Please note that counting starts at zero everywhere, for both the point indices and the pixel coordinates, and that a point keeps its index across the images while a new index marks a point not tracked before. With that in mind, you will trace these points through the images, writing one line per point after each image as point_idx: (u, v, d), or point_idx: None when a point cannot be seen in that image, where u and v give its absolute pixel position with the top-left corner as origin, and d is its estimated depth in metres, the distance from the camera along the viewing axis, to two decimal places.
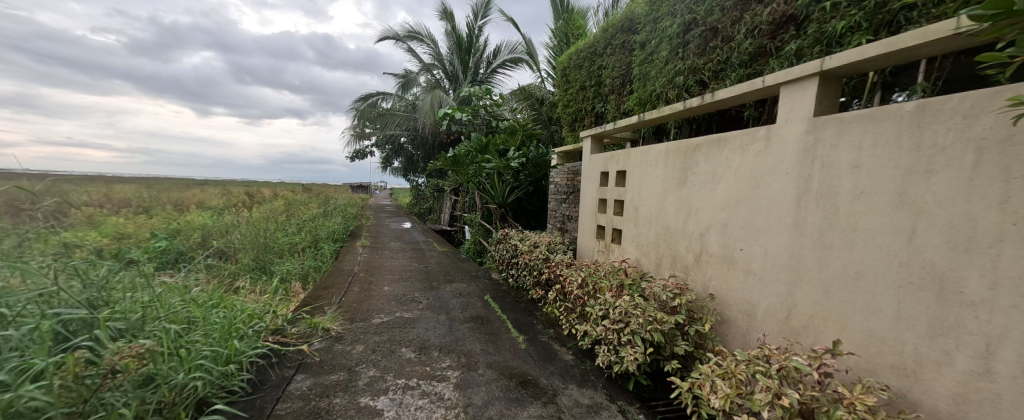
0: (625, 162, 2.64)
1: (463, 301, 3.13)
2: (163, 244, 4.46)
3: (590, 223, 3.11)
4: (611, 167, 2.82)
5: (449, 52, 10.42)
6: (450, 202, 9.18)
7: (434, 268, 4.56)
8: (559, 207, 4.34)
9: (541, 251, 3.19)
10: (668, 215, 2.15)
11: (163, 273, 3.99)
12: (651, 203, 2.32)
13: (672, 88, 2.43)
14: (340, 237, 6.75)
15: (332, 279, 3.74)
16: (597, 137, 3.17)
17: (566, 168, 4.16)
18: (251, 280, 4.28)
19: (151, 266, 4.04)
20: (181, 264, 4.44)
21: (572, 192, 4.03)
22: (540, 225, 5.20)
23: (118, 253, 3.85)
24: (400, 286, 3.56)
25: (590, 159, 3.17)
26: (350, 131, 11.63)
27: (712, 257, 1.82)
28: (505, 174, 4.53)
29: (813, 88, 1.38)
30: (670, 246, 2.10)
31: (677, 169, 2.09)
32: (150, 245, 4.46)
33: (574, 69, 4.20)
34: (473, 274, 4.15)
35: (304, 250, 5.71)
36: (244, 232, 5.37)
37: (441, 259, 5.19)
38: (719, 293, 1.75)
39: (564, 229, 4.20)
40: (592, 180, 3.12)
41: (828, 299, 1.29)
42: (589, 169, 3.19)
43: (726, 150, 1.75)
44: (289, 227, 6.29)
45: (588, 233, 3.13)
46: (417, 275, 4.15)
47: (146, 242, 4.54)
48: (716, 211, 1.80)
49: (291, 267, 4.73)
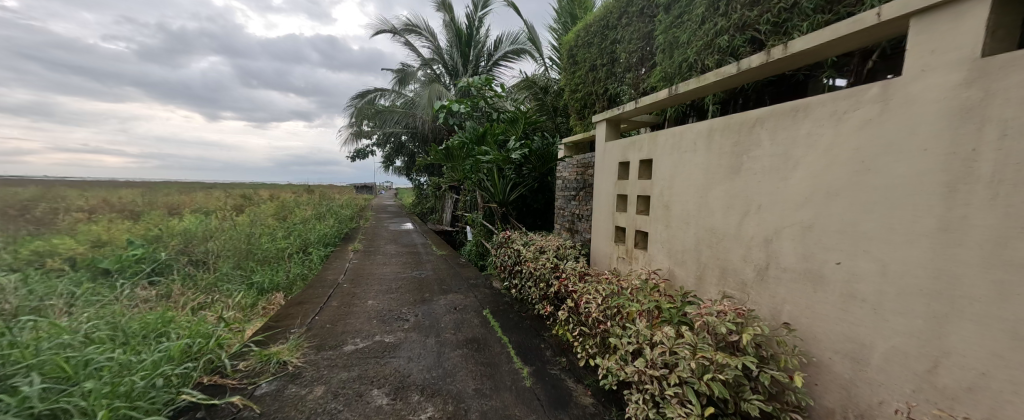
0: (650, 148, 2.14)
1: (458, 320, 2.65)
2: (138, 253, 3.84)
3: (605, 223, 2.63)
4: (630, 156, 2.34)
5: (448, 45, 9.94)
6: (451, 201, 8.75)
7: (429, 275, 4.12)
8: (568, 205, 3.87)
9: (548, 257, 2.71)
10: (714, 214, 1.64)
11: (139, 285, 3.62)
12: (686, 199, 1.83)
13: (711, 52, 1.96)
14: (333, 241, 6.35)
15: (312, 290, 3.30)
16: (612, 121, 2.67)
17: (575, 160, 3.69)
18: (230, 294, 3.92)
19: (120, 278, 3.57)
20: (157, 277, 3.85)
21: (582, 188, 3.56)
22: (547, 225, 4.74)
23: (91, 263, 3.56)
24: (387, 300, 3.10)
25: (603, 148, 2.68)
26: (347, 129, 11.22)
27: (785, 272, 1.32)
28: (505, 169, 4.06)
29: (978, 12, 0.87)
30: (718, 254, 1.61)
31: (726, 153, 1.59)
32: (125, 252, 3.85)
33: (582, 48, 3.70)
34: (472, 283, 3.70)
35: (293, 256, 5.32)
36: (228, 237, 4.98)
37: (439, 264, 4.75)
38: (797, 321, 1.26)
39: (574, 230, 3.72)
40: (607, 173, 2.63)
41: (1018, 349, 0.80)
42: (601, 160, 2.70)
43: (807, 121, 1.24)
44: (279, 231, 5.90)
45: (603, 235, 2.66)
46: (410, 284, 3.71)
47: (121, 249, 3.95)
48: (790, 208, 1.30)
49: (275, 278, 4.38)
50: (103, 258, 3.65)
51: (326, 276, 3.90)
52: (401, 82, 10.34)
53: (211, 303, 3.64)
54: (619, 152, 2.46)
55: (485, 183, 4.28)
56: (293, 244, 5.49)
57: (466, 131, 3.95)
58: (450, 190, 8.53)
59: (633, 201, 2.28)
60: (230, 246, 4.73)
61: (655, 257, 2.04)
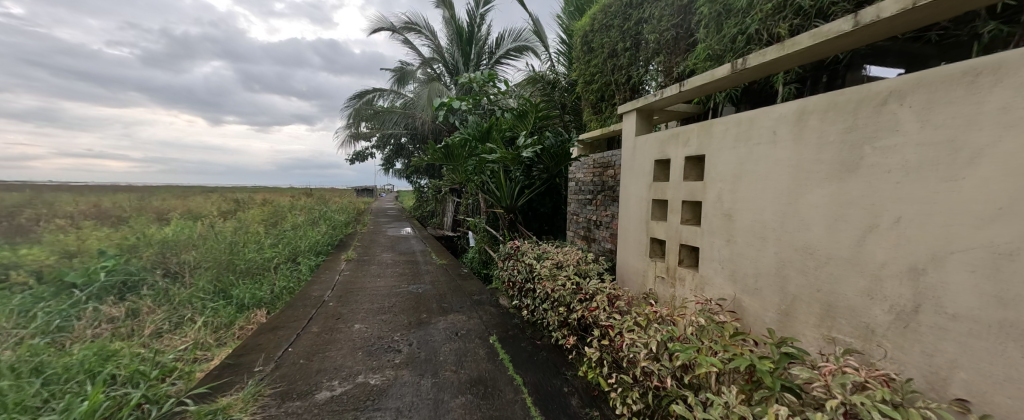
0: (700, 141, 1.70)
1: (460, 351, 2.20)
2: (112, 264, 3.41)
3: (636, 234, 2.20)
4: (671, 152, 1.90)
5: (448, 43, 9.55)
6: (452, 205, 8.33)
7: (428, 289, 3.69)
8: (583, 210, 3.48)
9: (567, 275, 2.27)
10: (810, 228, 1.20)
11: (108, 300, 3.18)
12: (760, 206, 1.38)
13: (785, 16, 1.54)
14: (325, 249, 5.89)
15: (291, 310, 2.84)
16: (644, 111, 2.22)
17: (592, 160, 3.34)
18: (208, 310, 3.50)
19: (89, 293, 3.14)
20: (131, 293, 3.43)
21: (601, 191, 3.16)
22: (557, 232, 4.35)
23: (56, 275, 3.10)
24: (377, 323, 2.66)
25: (632, 143, 2.24)
26: (344, 131, 10.80)
27: (952, 321, 0.88)
28: (512, 170, 3.62)
29: None
30: (817, 283, 1.17)
31: (830, 144, 1.15)
32: (96, 263, 3.42)
33: (598, 34, 3.29)
34: (476, 300, 3.27)
35: (280, 266, 4.88)
36: (208, 246, 4.52)
37: (438, 275, 4.32)
38: (982, 397, 0.83)
39: (591, 238, 3.32)
40: (637, 173, 2.19)
41: None
42: (630, 157, 2.26)
43: (1000, 89, 0.80)
44: (267, 239, 5.46)
45: (633, 248, 2.23)
46: (405, 301, 3.28)
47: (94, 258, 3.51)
48: (964, 223, 0.85)
49: (258, 291, 3.96)
50: (70, 270, 3.21)
51: (311, 291, 3.44)
52: (400, 81, 9.92)
53: (184, 324, 3.21)
54: (655, 148, 2.02)
55: (489, 186, 3.81)
56: (281, 254, 5.04)
57: (468, 127, 3.47)
58: (450, 193, 8.10)
59: (676, 208, 1.85)
60: (210, 257, 4.28)
61: (711, 279, 1.61)
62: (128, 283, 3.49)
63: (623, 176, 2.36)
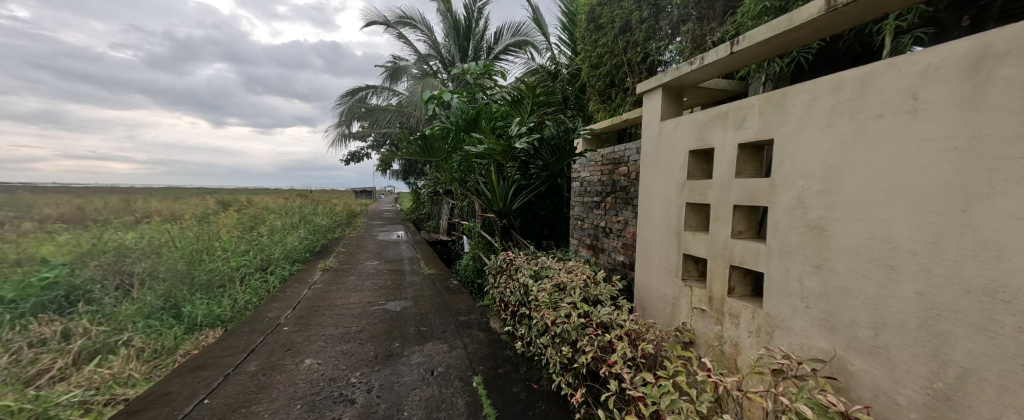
0: (762, 119, 1.19)
1: (431, 402, 1.68)
2: (52, 276, 2.98)
3: (661, 247, 1.69)
4: (714, 139, 1.39)
5: (444, 38, 9.07)
6: (447, 208, 7.85)
7: (408, 306, 3.17)
8: (589, 214, 3.01)
9: (571, 302, 1.75)
10: (1006, 260, 0.68)
11: (43, 316, 2.74)
12: (881, 215, 0.87)
13: None
14: (302, 256, 5.35)
15: (231, 341, 2.29)
16: (672, 87, 1.70)
17: (600, 155, 2.89)
18: (157, 328, 3.02)
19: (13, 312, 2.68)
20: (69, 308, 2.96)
21: (611, 193, 2.70)
22: (558, 237, 3.94)
23: None
24: (334, 356, 2.13)
25: (656, 130, 1.73)
26: (335, 129, 10.30)
27: None
28: (506, 168, 3.07)
29: None
30: (1019, 355, 0.67)
31: None
32: (32, 275, 2.98)
33: (607, 7, 2.79)
34: (462, 322, 2.76)
35: (250, 276, 4.35)
36: (168, 254, 3.99)
37: (424, 288, 3.82)
38: None
39: (599, 247, 2.86)
40: (664, 169, 1.68)
41: None
42: (653, 148, 1.76)
43: None
44: (238, 245, 4.94)
45: (657, 266, 1.72)
46: (378, 322, 2.75)
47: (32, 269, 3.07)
48: None
49: (218, 307, 3.46)
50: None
51: (268, 310, 2.89)
52: (393, 78, 9.43)
53: (117, 349, 2.64)
54: (690, 134, 1.51)
55: (478, 187, 3.26)
56: (253, 262, 4.51)
57: (451, 114, 2.82)
58: (445, 196, 7.56)
59: (723, 216, 1.34)
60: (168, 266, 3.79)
61: (784, 319, 1.10)
62: (71, 298, 3.04)
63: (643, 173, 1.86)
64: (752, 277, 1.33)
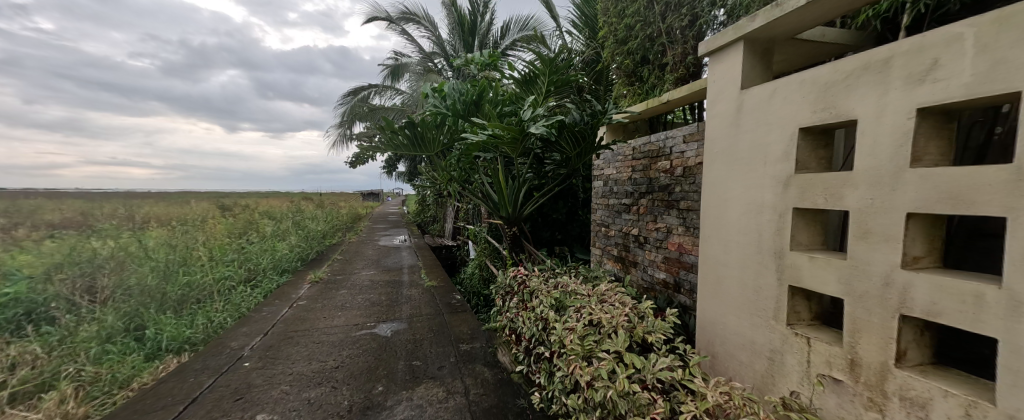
0: (982, 61, 0.66)
1: None
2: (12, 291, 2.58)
3: (743, 272, 1.17)
4: (856, 106, 0.86)
5: (449, 35, 8.60)
6: (452, 211, 7.38)
7: (400, 330, 2.67)
8: (617, 220, 2.50)
9: (613, 350, 1.23)
10: None
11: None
12: None
13: None
14: (293, 266, 4.89)
15: (171, 386, 1.80)
16: (757, 40, 1.18)
17: (630, 148, 2.38)
18: (120, 351, 2.59)
19: None
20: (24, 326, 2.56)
21: (646, 193, 2.19)
22: (571, 242, 3.44)
23: None
24: (296, 409, 1.64)
25: (733, 103, 1.21)
26: (336, 130, 9.89)
27: None
28: (516, 165, 2.52)
29: None
30: None
31: None
32: None
33: None
34: (465, 353, 2.25)
35: (233, 290, 3.88)
36: (140, 264, 3.52)
37: (423, 304, 3.33)
38: None
39: (630, 261, 2.35)
40: (748, 159, 1.15)
41: None
42: (727, 131, 1.23)
43: None
44: (223, 254, 4.50)
45: (734, 300, 1.20)
46: (362, 353, 2.26)
47: None
48: None
49: (191, 328, 3.01)
50: None
51: (232, 337, 2.40)
52: (396, 76, 8.99)
53: (57, 385, 2.02)
54: (803, 102, 0.98)
55: (482, 187, 2.73)
56: (237, 274, 4.05)
57: (447, 94, 2.14)
58: (448, 198, 7.08)
59: (881, 233, 0.81)
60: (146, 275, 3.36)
61: None
62: (31, 317, 2.64)
63: (707, 167, 1.34)
64: (931, 333, 0.80)
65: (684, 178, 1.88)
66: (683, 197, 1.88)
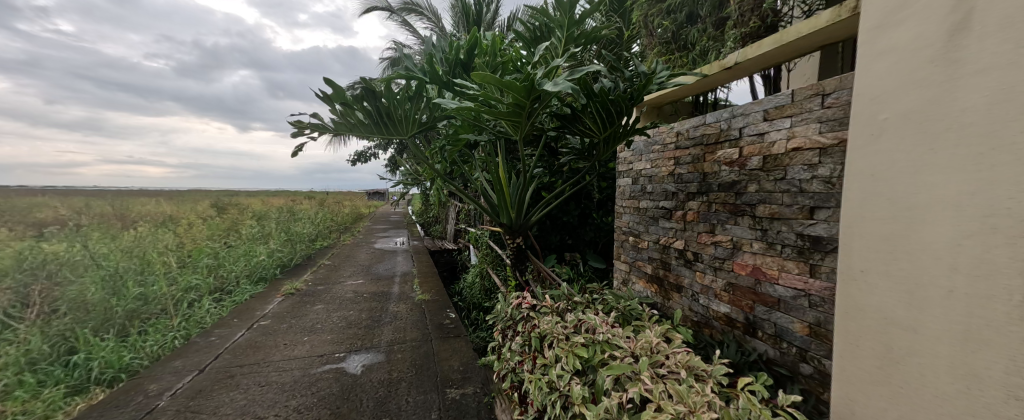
0: None
1: None
2: None
3: (974, 355, 0.57)
4: None
5: (456, 26, 8.05)
6: (454, 212, 6.85)
7: (376, 364, 2.12)
8: (652, 228, 1.92)
9: None
10: None
11: None
12: None
13: None
14: (272, 273, 4.29)
15: None
16: None
17: (674, 133, 1.78)
18: (47, 365, 1.99)
19: None
20: None
21: (699, 194, 1.61)
22: (584, 248, 2.86)
23: None
24: None
25: (943, 19, 0.60)
26: None
27: None
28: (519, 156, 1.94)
29: None
30: None
31: None
32: None
33: None
34: (454, 407, 1.68)
35: (196, 303, 3.08)
36: (81, 272, 2.73)
37: (409, 325, 2.77)
38: None
39: (672, 283, 1.78)
40: (990, 123, 0.55)
41: None
42: (921, 74, 0.62)
43: None
44: (196, 255, 3.93)
45: (948, 408, 0.60)
46: (314, 404, 1.71)
47: None
48: None
49: (145, 341, 2.34)
50: None
51: (156, 376, 1.94)
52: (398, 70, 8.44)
53: None
54: None
55: (480, 186, 2.17)
56: (206, 284, 3.30)
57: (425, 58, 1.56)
58: (448, 197, 6.50)
59: None
60: (94, 280, 2.66)
61: None
62: None
63: (857, 147, 0.73)
64: None
65: (764, 173, 1.29)
66: (762, 200, 1.30)
